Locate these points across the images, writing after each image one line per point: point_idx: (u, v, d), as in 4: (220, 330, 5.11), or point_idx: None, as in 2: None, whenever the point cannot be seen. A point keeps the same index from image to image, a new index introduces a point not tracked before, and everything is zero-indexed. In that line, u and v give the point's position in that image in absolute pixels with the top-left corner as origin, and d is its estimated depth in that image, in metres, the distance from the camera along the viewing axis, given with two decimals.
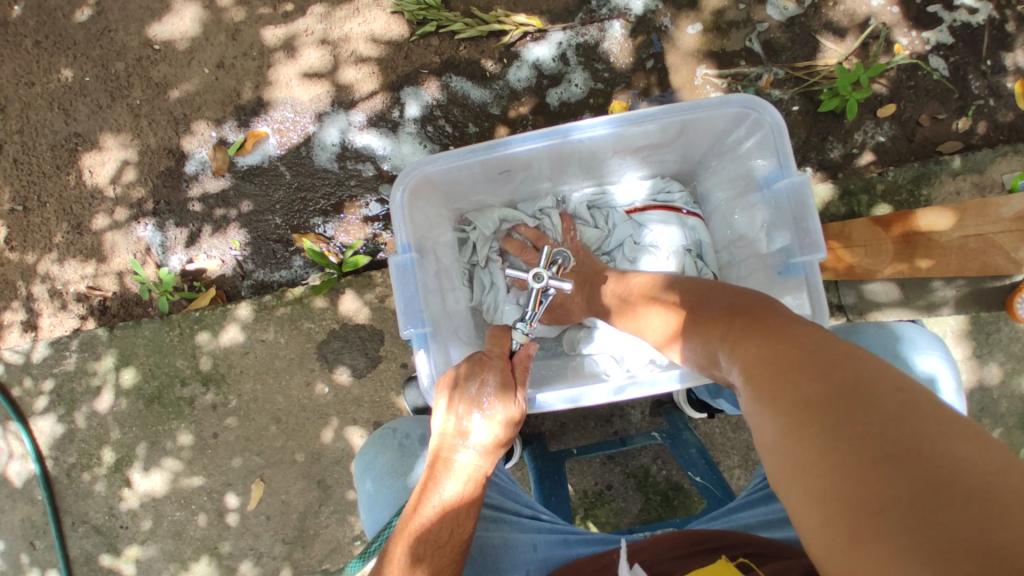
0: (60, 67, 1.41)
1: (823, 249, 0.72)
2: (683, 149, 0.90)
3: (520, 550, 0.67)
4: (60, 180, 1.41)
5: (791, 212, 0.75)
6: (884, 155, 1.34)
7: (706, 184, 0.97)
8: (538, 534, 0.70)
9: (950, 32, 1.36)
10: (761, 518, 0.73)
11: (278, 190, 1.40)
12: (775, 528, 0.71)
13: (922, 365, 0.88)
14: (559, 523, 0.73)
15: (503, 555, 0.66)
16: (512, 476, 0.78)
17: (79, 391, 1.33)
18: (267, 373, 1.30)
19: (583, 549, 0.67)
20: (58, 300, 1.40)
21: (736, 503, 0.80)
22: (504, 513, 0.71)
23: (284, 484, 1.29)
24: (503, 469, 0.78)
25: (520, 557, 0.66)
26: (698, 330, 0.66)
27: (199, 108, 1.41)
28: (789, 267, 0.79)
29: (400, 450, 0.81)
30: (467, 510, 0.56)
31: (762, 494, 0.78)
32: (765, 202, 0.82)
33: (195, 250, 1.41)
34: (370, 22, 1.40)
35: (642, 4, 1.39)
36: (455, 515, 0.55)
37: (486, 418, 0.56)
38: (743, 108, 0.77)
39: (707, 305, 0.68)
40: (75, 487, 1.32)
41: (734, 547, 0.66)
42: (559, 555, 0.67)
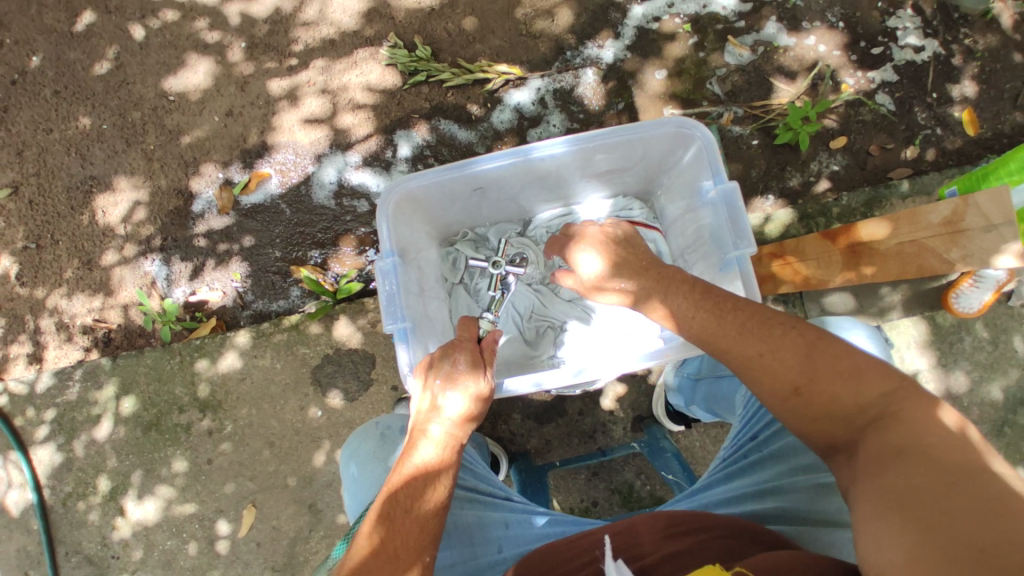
0: (79, 115, 1.54)
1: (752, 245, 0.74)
2: (639, 168, 0.93)
3: (492, 527, 0.73)
4: (74, 220, 1.51)
5: (726, 220, 0.77)
6: (839, 182, 1.46)
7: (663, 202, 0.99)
8: (511, 513, 0.76)
9: (894, 71, 1.50)
10: (720, 497, 0.81)
11: (279, 226, 1.50)
12: (735, 504, 0.79)
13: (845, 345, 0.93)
14: (531, 507, 0.80)
15: (478, 531, 0.71)
16: (485, 464, 0.83)
17: (79, 419, 1.37)
18: (263, 399, 1.35)
19: (553, 528, 0.75)
20: (64, 333, 1.47)
21: (697, 485, 0.87)
22: (481, 494, 0.76)
23: (275, 510, 1.31)
24: (476, 458, 0.83)
25: (494, 532, 0.72)
26: (780, 365, 0.67)
27: (208, 152, 1.53)
28: (726, 264, 0.80)
29: (381, 438, 0.82)
30: (440, 475, 0.60)
31: (721, 475, 0.86)
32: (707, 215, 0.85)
33: (198, 282, 1.49)
34: (367, 74, 1.55)
35: (612, 54, 1.54)
36: (431, 475, 0.59)
37: (462, 387, 0.63)
38: (680, 127, 0.80)
39: (790, 340, 0.68)
40: (70, 517, 1.34)
41: (708, 531, 0.69)
42: (530, 532, 0.74)
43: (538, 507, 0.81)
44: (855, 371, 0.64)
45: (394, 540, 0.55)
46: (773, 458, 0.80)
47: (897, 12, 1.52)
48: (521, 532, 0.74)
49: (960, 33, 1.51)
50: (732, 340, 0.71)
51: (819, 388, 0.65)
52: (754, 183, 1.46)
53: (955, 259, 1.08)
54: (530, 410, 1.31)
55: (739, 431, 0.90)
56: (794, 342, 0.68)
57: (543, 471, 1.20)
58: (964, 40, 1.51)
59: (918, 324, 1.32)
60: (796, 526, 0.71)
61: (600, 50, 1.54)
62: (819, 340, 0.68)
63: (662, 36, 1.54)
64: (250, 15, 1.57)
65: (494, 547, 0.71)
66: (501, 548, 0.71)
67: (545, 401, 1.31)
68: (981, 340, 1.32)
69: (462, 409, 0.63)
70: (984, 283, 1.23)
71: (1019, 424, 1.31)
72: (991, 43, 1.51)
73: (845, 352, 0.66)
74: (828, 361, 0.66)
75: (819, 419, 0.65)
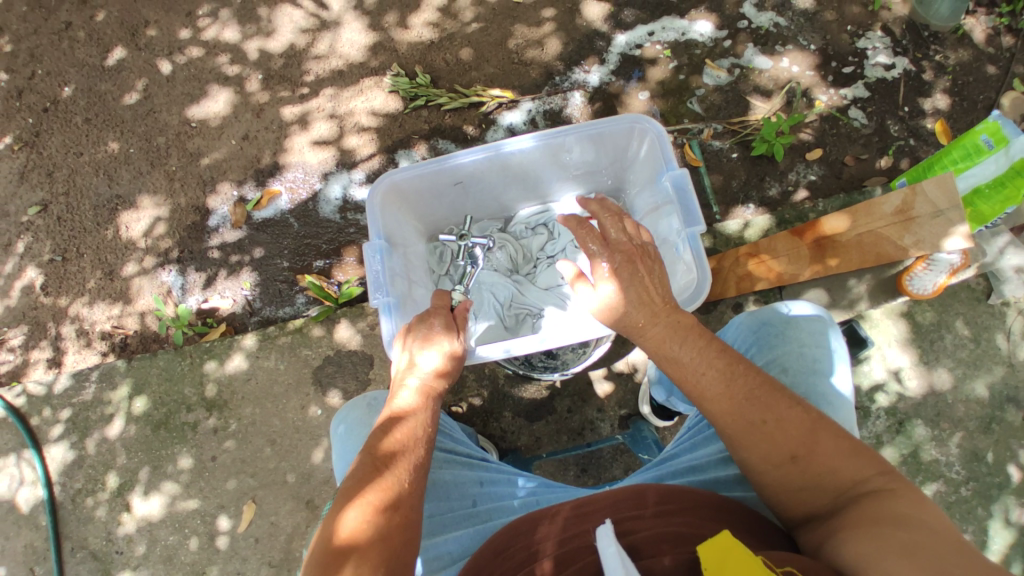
0: (108, 141, 1.69)
1: (701, 221, 0.80)
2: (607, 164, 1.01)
3: (468, 485, 0.80)
4: (99, 235, 1.64)
5: (678, 203, 0.84)
6: (817, 191, 1.54)
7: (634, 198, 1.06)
8: (485, 472, 0.84)
9: (866, 88, 1.60)
10: (687, 464, 0.85)
11: (287, 238, 1.60)
12: (699, 472, 0.83)
13: (794, 320, 0.87)
14: (503, 466, 0.87)
15: (453, 488, 0.78)
16: (461, 429, 0.91)
17: (94, 418, 1.45)
18: (266, 398, 1.42)
19: (522, 487, 0.83)
20: (83, 338, 1.57)
21: (663, 454, 0.91)
22: (458, 455, 0.84)
23: (274, 506, 1.35)
24: (453, 424, 0.90)
25: (469, 489, 0.80)
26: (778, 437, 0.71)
27: (224, 172, 1.66)
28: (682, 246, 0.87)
29: (369, 408, 0.85)
30: (416, 415, 0.66)
31: (687, 445, 0.90)
32: (666, 202, 0.91)
33: (211, 291, 1.59)
34: (372, 100, 1.68)
35: (598, 78, 1.66)
36: (412, 414, 0.65)
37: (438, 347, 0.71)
38: (634, 122, 0.89)
39: (790, 411, 0.72)
40: (79, 512, 1.40)
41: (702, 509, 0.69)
42: (501, 489, 0.82)
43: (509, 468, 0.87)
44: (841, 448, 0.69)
45: (376, 465, 0.60)
46: None
47: (867, 34, 1.63)
48: (495, 489, 0.82)
49: (932, 50, 1.61)
50: (732, 404, 0.74)
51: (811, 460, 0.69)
52: (735, 193, 1.54)
53: (907, 244, 1.18)
54: (520, 408, 1.35)
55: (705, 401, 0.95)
56: (797, 415, 0.71)
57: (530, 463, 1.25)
58: (935, 56, 1.60)
59: (898, 322, 1.33)
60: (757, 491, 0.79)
61: (587, 75, 1.66)
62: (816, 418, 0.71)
63: (644, 61, 1.66)
64: (267, 50, 1.72)
65: (470, 501, 0.79)
66: (476, 503, 0.79)
67: (535, 399, 1.35)
68: (962, 338, 1.33)
69: (438, 363, 0.70)
70: (937, 267, 1.16)
71: (1006, 421, 1.30)
72: (962, 58, 1.60)
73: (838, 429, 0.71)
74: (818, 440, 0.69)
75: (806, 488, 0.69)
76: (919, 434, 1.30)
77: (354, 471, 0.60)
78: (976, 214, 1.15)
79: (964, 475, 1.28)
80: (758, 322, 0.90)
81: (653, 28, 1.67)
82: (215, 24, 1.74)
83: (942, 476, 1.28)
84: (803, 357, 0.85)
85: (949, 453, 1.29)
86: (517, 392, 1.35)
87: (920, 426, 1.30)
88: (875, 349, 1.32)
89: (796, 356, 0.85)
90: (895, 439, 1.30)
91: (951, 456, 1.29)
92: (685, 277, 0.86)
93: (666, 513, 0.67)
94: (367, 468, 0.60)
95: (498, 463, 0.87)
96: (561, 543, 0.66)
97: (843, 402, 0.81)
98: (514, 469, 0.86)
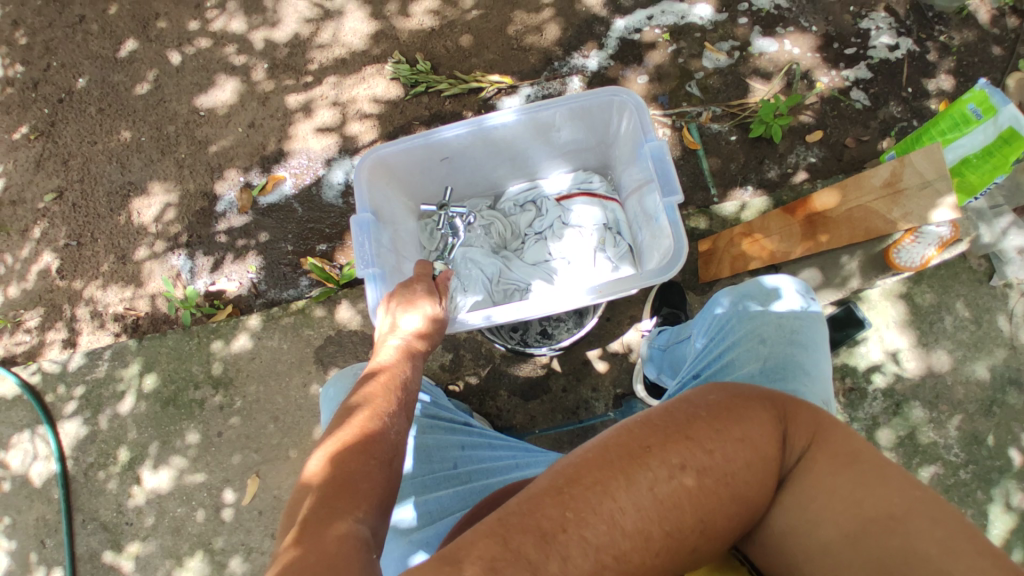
0: (121, 130, 1.74)
1: (678, 190, 0.81)
2: (590, 140, 1.02)
3: (449, 449, 0.82)
4: (112, 220, 1.69)
5: (656, 173, 0.85)
6: (817, 173, 1.53)
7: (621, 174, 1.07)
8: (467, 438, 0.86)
9: (869, 69, 1.58)
10: None
11: (291, 223, 1.64)
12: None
13: (773, 297, 0.88)
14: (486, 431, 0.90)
15: (435, 451, 0.81)
16: (445, 396, 0.93)
17: (106, 395, 1.51)
18: (270, 376, 1.46)
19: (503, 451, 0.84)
20: (97, 320, 1.62)
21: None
22: (440, 421, 0.86)
23: (277, 480, 1.39)
24: (437, 392, 0.93)
25: (450, 452, 0.82)
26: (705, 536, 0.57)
27: (231, 159, 1.70)
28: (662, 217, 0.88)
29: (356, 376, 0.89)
30: (391, 370, 0.67)
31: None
32: (647, 175, 0.92)
33: (218, 274, 1.63)
34: (373, 87, 1.71)
35: (597, 62, 1.66)
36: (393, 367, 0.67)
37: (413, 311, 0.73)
38: (613, 96, 0.90)
39: (667, 489, 0.56)
40: (91, 485, 1.46)
41: None
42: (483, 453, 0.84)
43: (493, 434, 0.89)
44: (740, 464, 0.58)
45: (347, 413, 0.63)
46: None
47: (870, 15, 1.61)
48: (476, 453, 0.84)
49: (937, 31, 1.58)
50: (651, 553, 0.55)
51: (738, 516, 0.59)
52: (734, 175, 1.53)
53: (896, 217, 1.15)
54: (516, 387, 1.37)
55: (686, 372, 0.94)
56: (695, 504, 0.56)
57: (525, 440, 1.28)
58: (939, 37, 1.58)
59: (896, 304, 1.32)
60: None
61: (586, 59, 1.67)
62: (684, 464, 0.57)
63: (643, 45, 1.66)
64: (272, 40, 1.76)
65: (450, 463, 0.81)
66: (457, 465, 0.81)
67: (530, 377, 1.37)
68: (963, 318, 1.31)
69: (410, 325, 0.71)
70: (925, 239, 1.17)
71: (1007, 403, 1.27)
72: (968, 38, 1.57)
73: (682, 427, 0.59)
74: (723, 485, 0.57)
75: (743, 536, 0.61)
76: (916, 416, 1.28)
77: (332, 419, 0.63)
78: (964, 185, 1.14)
79: (963, 457, 1.26)
80: (739, 295, 0.90)
81: (653, 13, 1.67)
82: (223, 16, 1.79)
83: (941, 458, 1.26)
84: (782, 328, 0.84)
85: (947, 435, 1.27)
86: (513, 370, 1.38)
87: (918, 407, 1.29)
88: (873, 331, 1.31)
89: (776, 327, 0.84)
90: (892, 420, 1.28)
91: (949, 438, 1.27)
92: (665, 247, 0.87)
93: None
94: (340, 415, 0.63)
95: (482, 428, 0.89)
96: None
97: (819, 374, 0.81)
98: (498, 435, 0.88)
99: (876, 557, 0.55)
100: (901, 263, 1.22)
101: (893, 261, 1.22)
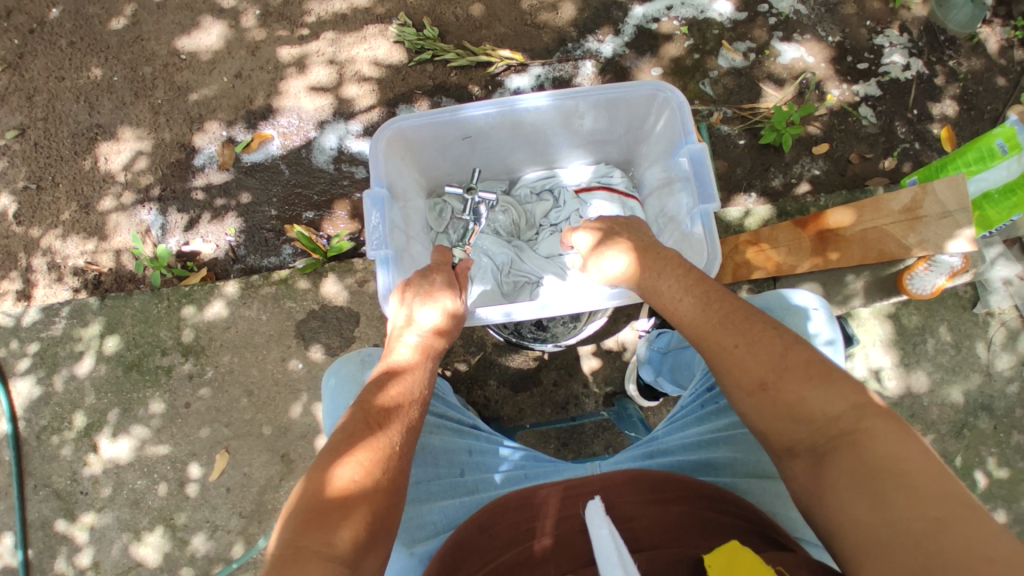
0: (92, 66, 1.58)
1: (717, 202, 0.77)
2: (619, 132, 0.97)
3: (458, 453, 0.79)
4: (76, 164, 1.55)
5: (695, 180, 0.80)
6: (819, 186, 1.53)
7: (643, 171, 1.03)
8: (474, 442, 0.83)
9: (878, 86, 1.58)
10: (680, 441, 0.86)
11: (276, 185, 1.54)
12: (690, 451, 0.84)
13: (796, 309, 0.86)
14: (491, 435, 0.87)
15: (442, 454, 0.77)
16: (452, 394, 0.89)
17: (62, 355, 1.39)
18: (245, 348, 1.38)
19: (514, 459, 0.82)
20: (55, 273, 1.49)
21: (655, 432, 0.92)
22: (448, 420, 0.83)
23: (248, 457, 1.33)
24: (444, 388, 0.88)
25: (459, 458, 0.79)
26: (745, 361, 0.63)
27: (213, 110, 1.58)
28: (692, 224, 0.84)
29: (362, 364, 0.83)
30: (413, 374, 0.62)
31: (679, 422, 0.90)
32: (679, 178, 0.88)
33: (192, 234, 1.52)
34: (374, 49, 1.60)
35: (611, 49, 1.60)
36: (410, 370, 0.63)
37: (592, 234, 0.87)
38: (656, 89, 0.84)
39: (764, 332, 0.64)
40: (43, 450, 1.36)
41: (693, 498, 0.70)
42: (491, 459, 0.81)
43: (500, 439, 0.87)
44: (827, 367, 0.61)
45: (366, 417, 0.58)
46: (727, 410, 0.85)
47: (885, 31, 1.60)
48: (484, 459, 0.81)
49: (946, 55, 1.59)
50: (711, 328, 0.66)
51: (781, 381, 0.60)
52: (739, 180, 1.52)
53: (912, 244, 1.18)
54: (506, 377, 1.34)
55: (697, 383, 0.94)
56: (772, 338, 0.63)
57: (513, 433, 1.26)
58: (948, 62, 1.59)
59: (884, 323, 1.35)
60: (745, 478, 0.79)
61: (600, 44, 1.61)
62: (787, 328, 0.64)
63: (660, 37, 1.61)
64: None
65: (458, 470, 0.78)
66: (464, 472, 0.78)
67: (522, 368, 1.34)
68: (944, 342, 1.35)
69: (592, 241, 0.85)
70: (939, 267, 1.20)
71: (977, 427, 1.33)
72: (975, 66, 1.59)
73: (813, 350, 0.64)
74: (796, 359, 0.62)
75: (776, 418, 0.61)
76: None
77: (342, 426, 0.57)
78: (983, 219, 1.18)
79: None
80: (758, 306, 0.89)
81: (672, 3, 1.62)
82: None
83: None
84: None
85: None
86: (504, 360, 1.34)
87: None
88: (860, 348, 1.34)
89: None
90: None
91: None
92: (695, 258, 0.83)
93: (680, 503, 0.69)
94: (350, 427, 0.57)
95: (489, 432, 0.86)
96: (559, 525, 0.64)
97: None
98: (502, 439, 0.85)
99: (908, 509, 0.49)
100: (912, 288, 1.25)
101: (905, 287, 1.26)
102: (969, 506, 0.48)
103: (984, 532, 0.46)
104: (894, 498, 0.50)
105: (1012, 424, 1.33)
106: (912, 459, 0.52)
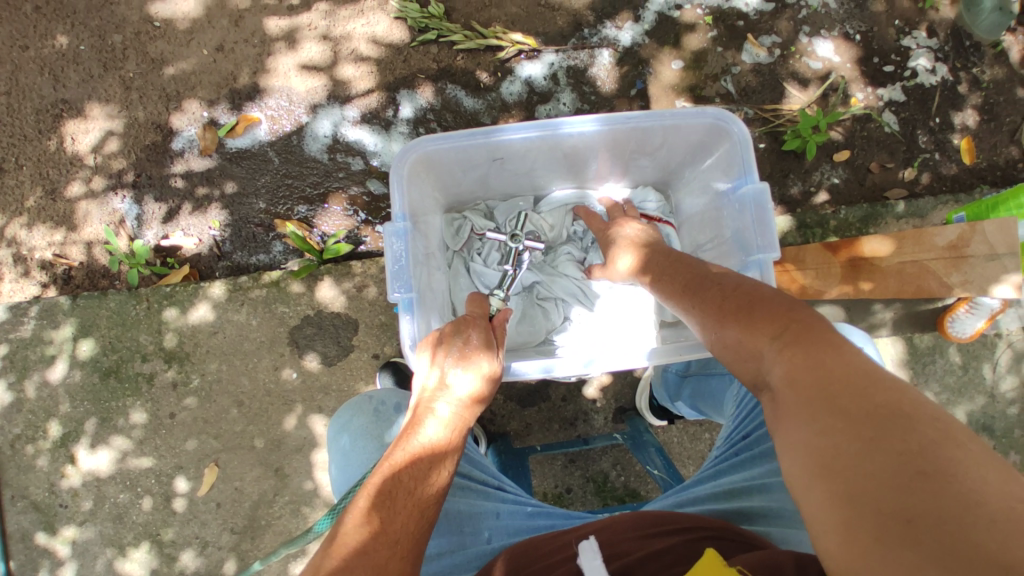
0: (56, 34, 1.41)
1: (777, 249, 0.85)
2: (660, 159, 1.07)
3: (483, 518, 0.77)
4: (40, 144, 1.39)
5: (753, 216, 0.87)
6: (838, 196, 1.47)
7: (679, 195, 1.14)
8: (501, 504, 0.81)
9: (903, 91, 1.51)
10: (709, 491, 0.82)
11: (264, 175, 1.41)
12: (721, 501, 0.79)
13: None
14: (519, 496, 0.85)
15: (468, 521, 0.76)
16: (478, 452, 0.88)
17: (33, 358, 1.29)
18: (234, 355, 1.29)
19: (543, 519, 0.81)
20: (21, 265, 1.37)
21: (689, 481, 0.89)
22: (471, 481, 0.81)
23: (239, 471, 1.26)
24: (471, 447, 0.88)
25: (484, 523, 0.77)
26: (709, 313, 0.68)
27: (193, 87, 1.42)
28: (745, 263, 0.92)
29: (374, 415, 0.89)
30: (444, 453, 0.63)
31: (713, 471, 0.87)
32: (727, 210, 0.96)
33: (172, 226, 1.39)
34: (373, 25, 1.45)
35: (631, 37, 1.49)
36: (434, 451, 0.62)
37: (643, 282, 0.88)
38: (716, 120, 0.91)
39: (709, 296, 0.71)
40: (17, 460, 1.27)
41: (696, 530, 0.65)
42: (518, 521, 0.80)
43: (527, 500, 0.85)
44: (776, 306, 0.63)
45: (379, 502, 0.58)
46: (763, 456, 0.78)
47: (913, 32, 1.52)
48: (511, 521, 0.79)
49: (970, 63, 1.52)
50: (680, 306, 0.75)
51: (722, 331, 0.65)
52: None
53: (954, 282, 1.19)
54: (512, 392, 1.29)
55: (731, 430, 0.90)
56: (712, 298, 0.70)
57: (522, 455, 1.20)
58: (972, 69, 1.52)
59: (897, 343, 1.33)
60: (783, 527, 0.69)
61: (619, 32, 1.49)
62: (727, 285, 0.70)
63: (683, 25, 1.49)
64: None
65: (484, 537, 0.76)
66: (491, 537, 0.76)
67: (529, 384, 1.29)
68: (954, 364, 1.33)
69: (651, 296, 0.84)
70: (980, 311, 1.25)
71: None
72: (998, 76, 1.52)
73: (752, 294, 0.66)
74: (748, 304, 0.65)
75: (733, 361, 0.64)
76: None
77: (355, 526, 0.56)
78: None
79: None
80: None
81: None
82: None
83: None
84: None
85: None
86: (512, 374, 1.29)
87: None
88: None
89: None
90: None
91: None
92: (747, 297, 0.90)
93: (686, 532, 0.65)
94: (359, 519, 0.56)
95: (514, 492, 0.85)
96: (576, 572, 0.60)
97: None
98: (527, 500, 0.85)
99: (838, 412, 0.48)
100: (951, 331, 1.29)
101: (944, 330, 1.31)
102: (908, 418, 0.45)
103: (914, 437, 0.44)
104: (823, 414, 0.49)
105: (1011, 444, 1.33)
106: (852, 376, 0.50)
